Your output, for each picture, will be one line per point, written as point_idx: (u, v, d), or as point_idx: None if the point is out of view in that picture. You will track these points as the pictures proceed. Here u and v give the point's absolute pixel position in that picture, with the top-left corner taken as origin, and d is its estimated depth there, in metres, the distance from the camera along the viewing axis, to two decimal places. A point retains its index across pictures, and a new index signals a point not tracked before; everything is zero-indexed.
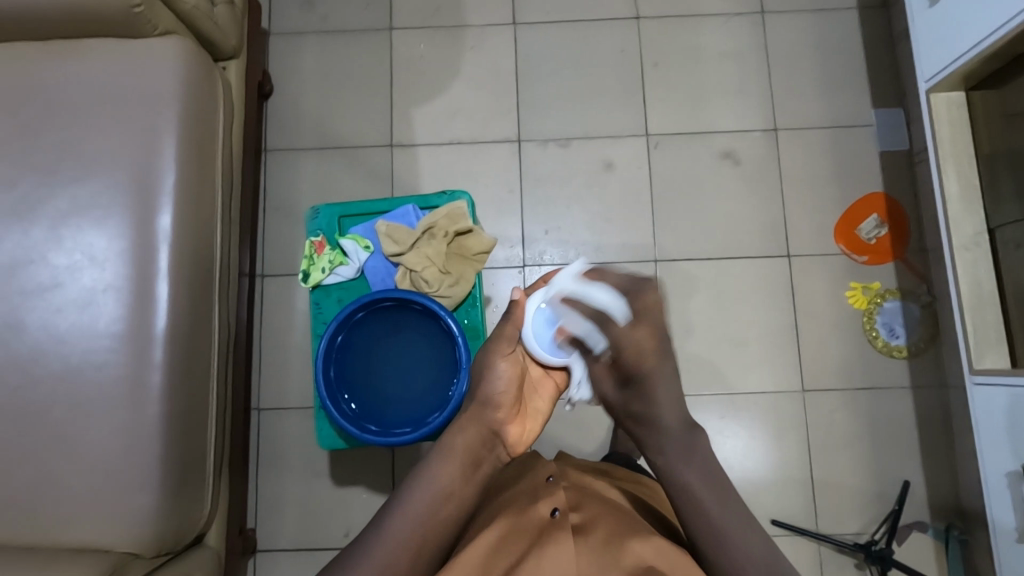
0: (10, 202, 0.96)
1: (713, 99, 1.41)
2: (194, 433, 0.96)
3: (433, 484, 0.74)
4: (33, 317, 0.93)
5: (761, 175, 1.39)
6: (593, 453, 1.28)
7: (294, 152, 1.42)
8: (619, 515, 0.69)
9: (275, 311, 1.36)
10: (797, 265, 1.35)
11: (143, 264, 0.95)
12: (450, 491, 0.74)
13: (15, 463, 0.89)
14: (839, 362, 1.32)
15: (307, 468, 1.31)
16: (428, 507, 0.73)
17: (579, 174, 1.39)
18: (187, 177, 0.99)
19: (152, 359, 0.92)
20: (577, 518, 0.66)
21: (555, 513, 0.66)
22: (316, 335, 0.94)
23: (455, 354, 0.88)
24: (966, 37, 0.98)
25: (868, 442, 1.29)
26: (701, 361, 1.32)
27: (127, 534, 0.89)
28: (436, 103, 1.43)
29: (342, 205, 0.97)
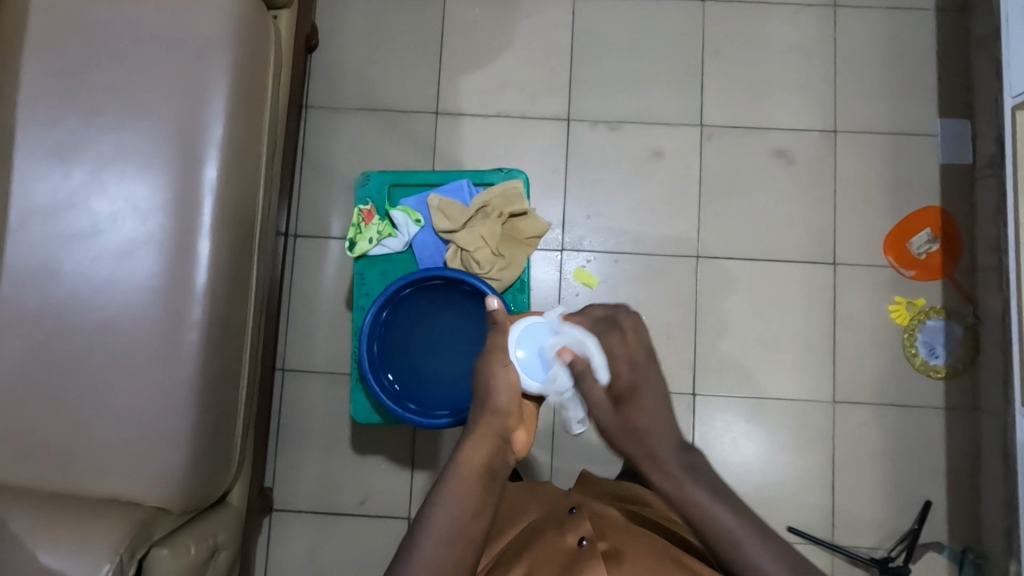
0: (53, 141, 0.93)
1: (774, 93, 1.36)
2: (227, 393, 0.95)
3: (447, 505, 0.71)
4: (72, 264, 0.91)
5: (815, 177, 1.34)
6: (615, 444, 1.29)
7: (335, 111, 1.37)
8: (648, 541, 0.70)
9: (304, 273, 1.34)
10: (842, 273, 1.32)
11: (186, 217, 0.93)
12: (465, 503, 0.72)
13: (46, 410, 0.88)
14: (874, 375, 1.29)
15: (328, 434, 1.31)
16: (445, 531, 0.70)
17: (628, 160, 1.35)
18: (235, 131, 0.96)
19: (190, 316, 0.91)
20: (604, 545, 0.68)
21: (582, 542, 0.68)
22: (358, 307, 0.92)
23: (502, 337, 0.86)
24: None
25: (894, 459, 1.28)
26: (733, 362, 1.30)
27: (158, 488, 0.88)
28: (486, 72, 1.38)
29: (394, 173, 0.93)
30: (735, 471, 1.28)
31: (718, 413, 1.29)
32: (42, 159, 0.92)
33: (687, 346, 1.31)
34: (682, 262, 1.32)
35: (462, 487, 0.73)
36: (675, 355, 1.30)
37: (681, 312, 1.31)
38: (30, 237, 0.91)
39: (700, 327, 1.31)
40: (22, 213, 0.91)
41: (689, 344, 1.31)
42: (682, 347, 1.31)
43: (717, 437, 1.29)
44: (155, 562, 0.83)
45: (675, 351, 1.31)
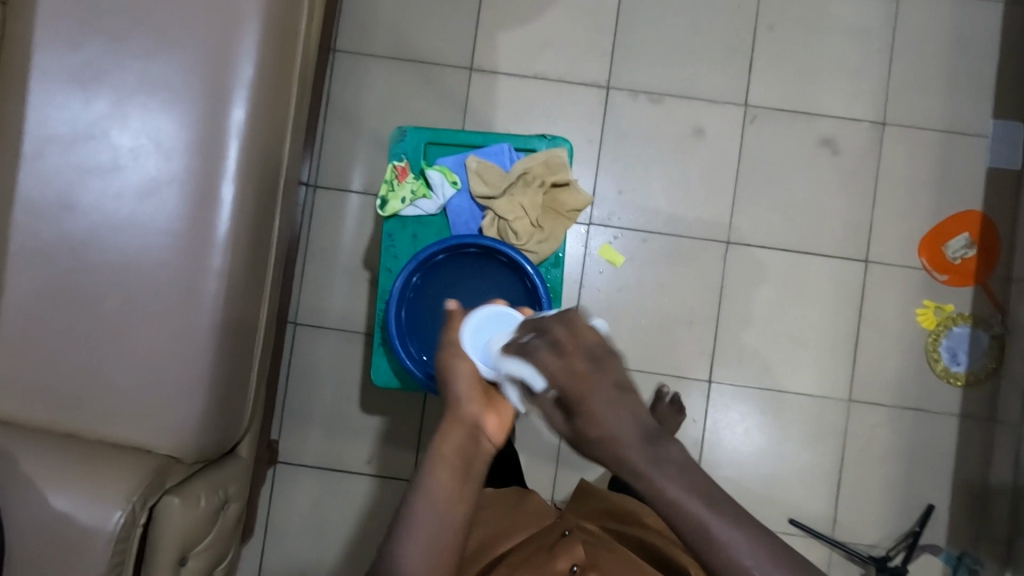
0: (73, 67, 0.87)
1: (823, 78, 1.30)
2: (244, 346, 0.92)
3: (431, 504, 0.64)
4: (88, 199, 0.87)
5: (857, 170, 1.29)
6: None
7: (364, 58, 1.30)
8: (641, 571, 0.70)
9: (322, 226, 1.29)
10: (873, 272, 1.29)
11: (210, 160, 0.88)
12: (446, 500, 0.65)
13: (57, 348, 0.85)
14: (893, 377, 1.28)
15: (337, 392, 1.29)
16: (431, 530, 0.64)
17: (666, 136, 1.29)
18: (266, 73, 0.90)
19: (211, 264, 0.88)
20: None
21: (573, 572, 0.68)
22: (384, 268, 0.89)
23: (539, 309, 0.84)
24: None
25: (902, 461, 1.27)
26: (752, 353, 1.28)
27: (170, 438, 0.86)
28: (526, 30, 1.30)
29: (432, 130, 0.89)
30: (743, 461, 1.28)
31: (731, 403, 1.28)
32: (60, 85, 0.87)
33: (707, 332, 1.29)
34: (712, 247, 1.29)
35: (441, 494, 0.65)
36: (694, 341, 1.28)
37: (705, 298, 1.28)
38: (45, 168, 0.87)
39: (724, 314, 1.29)
40: (38, 142, 0.87)
41: (710, 331, 1.28)
42: (702, 333, 1.29)
43: (728, 427, 1.28)
44: (167, 510, 0.82)
45: (694, 337, 1.29)
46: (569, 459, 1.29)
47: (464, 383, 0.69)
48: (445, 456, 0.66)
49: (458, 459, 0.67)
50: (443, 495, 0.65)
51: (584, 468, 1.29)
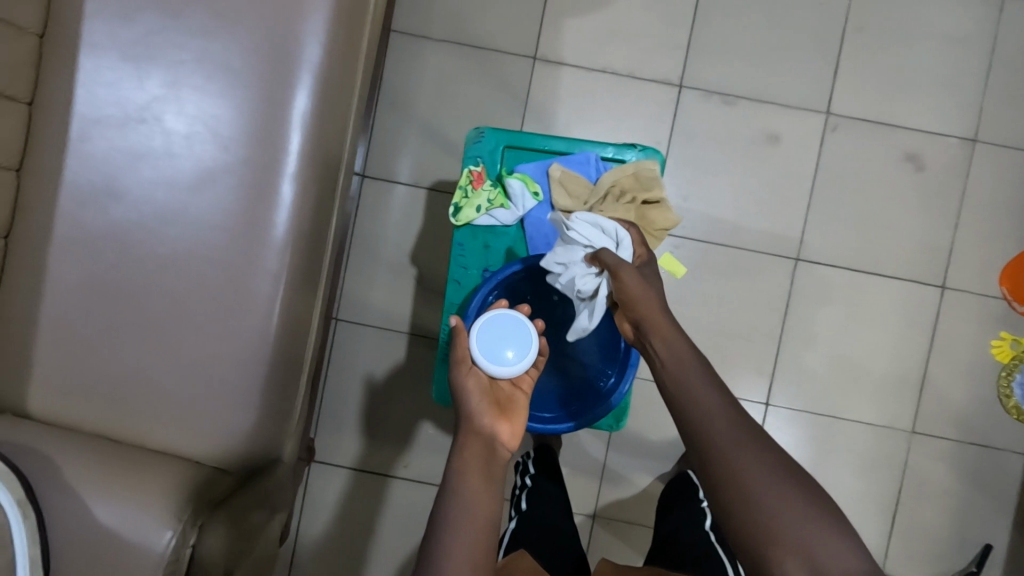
0: (127, 41, 0.80)
1: (913, 88, 1.21)
2: (297, 351, 0.87)
3: (459, 511, 0.62)
4: (137, 186, 0.80)
5: (942, 189, 1.21)
6: (671, 443, 1.25)
7: (421, 39, 1.22)
8: None
9: (368, 217, 1.22)
10: (949, 299, 1.21)
11: (271, 151, 0.81)
12: (470, 507, 0.63)
13: (103, 347, 0.80)
14: (960, 410, 1.22)
15: (376, 391, 1.24)
16: (463, 538, 0.61)
17: (740, 141, 1.21)
18: (334, 58, 0.83)
19: (268, 266, 0.82)
20: None
21: None
22: (451, 280, 0.83)
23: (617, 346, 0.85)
24: None
25: (963, 497, 1.22)
26: (813, 376, 1.22)
27: (220, 445, 0.82)
28: (596, 17, 1.21)
29: (512, 133, 0.83)
30: None
31: (787, 426, 1.22)
32: (111, 60, 0.80)
33: (768, 352, 1.22)
34: (779, 263, 1.21)
35: (468, 495, 0.63)
36: (753, 361, 1.22)
37: (769, 315, 1.21)
38: (94, 152, 0.80)
39: (787, 334, 1.22)
40: (88, 122, 0.80)
41: (771, 350, 1.22)
42: (763, 353, 1.22)
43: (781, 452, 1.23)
44: (214, 526, 0.74)
45: (754, 356, 1.22)
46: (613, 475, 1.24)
47: (472, 397, 0.71)
48: (466, 463, 0.66)
49: (480, 460, 0.66)
50: (467, 504, 0.63)
51: (626, 484, 1.25)
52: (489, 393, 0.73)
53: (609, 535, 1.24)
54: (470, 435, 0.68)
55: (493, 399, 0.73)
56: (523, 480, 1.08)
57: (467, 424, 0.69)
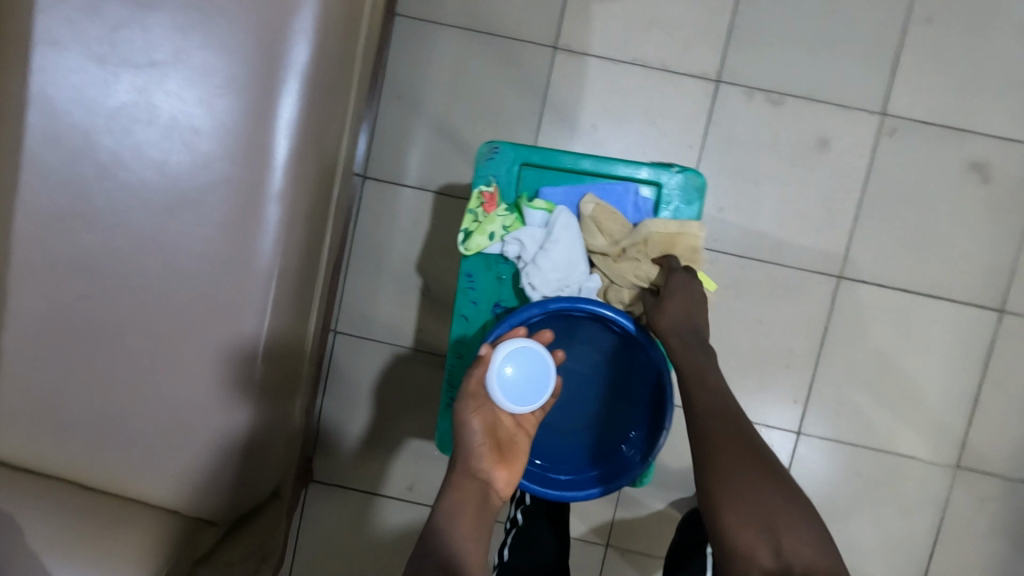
0: (90, 40, 0.69)
1: (985, 88, 1.06)
2: (287, 389, 0.78)
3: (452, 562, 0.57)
4: (105, 206, 0.71)
5: (1009, 203, 1.08)
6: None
7: (429, 25, 1.09)
8: None
9: (371, 223, 1.12)
10: (1009, 324, 1.09)
11: (255, 167, 0.71)
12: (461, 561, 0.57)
13: (71, 387, 0.72)
14: (1013, 446, 1.11)
15: (379, 410, 1.16)
16: None
17: (785, 144, 1.08)
18: (326, 59, 0.72)
19: (253, 299, 0.72)
20: None
21: None
22: (459, 315, 0.74)
23: (645, 400, 0.75)
24: None
25: (1009, 540, 1.12)
26: (852, 404, 1.12)
27: (201, 497, 0.74)
28: (626, 1, 1.08)
29: (530, 149, 0.73)
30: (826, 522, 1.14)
31: (819, 459, 1.13)
32: (71, 60, 0.69)
33: (803, 379, 1.12)
34: (820, 281, 1.10)
35: (458, 544, 0.58)
36: (787, 387, 1.12)
37: (805, 338, 1.11)
38: (56, 169, 0.70)
39: (825, 358, 1.11)
40: (49, 135, 0.70)
41: (807, 377, 1.12)
42: (797, 379, 1.12)
43: (814, 484, 1.14)
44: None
45: (788, 382, 1.12)
46: (630, 503, 1.10)
47: (475, 435, 0.65)
48: (458, 509, 0.61)
49: (472, 504, 0.62)
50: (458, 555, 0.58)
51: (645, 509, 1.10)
52: (493, 433, 0.66)
53: (625, 565, 1.12)
54: (467, 476, 0.63)
55: (496, 439, 0.66)
56: (515, 513, 0.94)
57: (464, 463, 0.63)
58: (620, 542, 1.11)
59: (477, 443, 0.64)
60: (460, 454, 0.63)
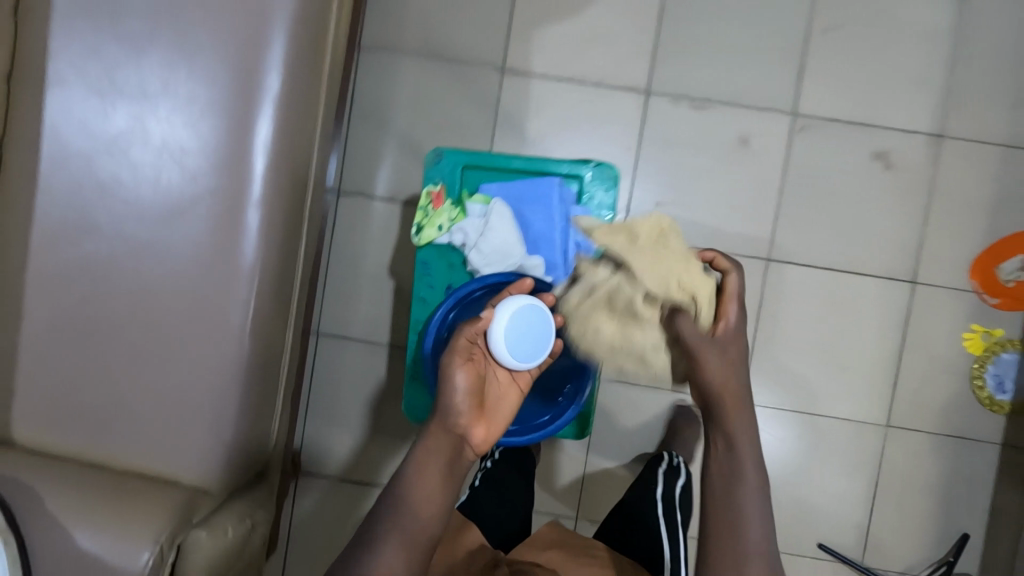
0: (93, 79, 0.82)
1: (884, 86, 1.21)
2: (270, 373, 0.89)
3: (411, 505, 0.65)
4: (108, 219, 0.82)
5: (914, 186, 1.21)
6: (652, 430, 1.20)
7: (391, 55, 1.23)
8: None
9: (347, 233, 1.24)
10: (922, 294, 1.22)
11: (236, 180, 0.83)
12: (420, 504, 0.66)
13: (82, 376, 0.82)
14: (937, 404, 1.23)
15: (361, 404, 1.26)
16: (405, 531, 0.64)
17: (711, 145, 1.22)
18: (295, 86, 0.85)
19: (237, 292, 0.84)
20: None
21: None
22: (417, 298, 0.85)
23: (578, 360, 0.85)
24: None
25: (941, 491, 1.23)
26: (790, 374, 1.23)
27: (198, 467, 0.84)
28: (562, 27, 1.22)
29: (469, 153, 0.84)
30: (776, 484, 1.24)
31: (764, 426, 1.24)
32: (78, 97, 0.82)
33: (743, 353, 1.23)
34: (752, 264, 1.22)
35: (421, 489, 0.66)
36: None
37: (743, 316, 1.23)
38: (65, 188, 0.82)
39: (762, 333, 1.23)
40: (59, 159, 0.82)
41: (747, 351, 1.23)
42: (738, 354, 1.23)
43: (761, 449, 1.24)
44: (195, 543, 0.78)
45: None
46: (594, 471, 1.21)
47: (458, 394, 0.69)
48: (429, 456, 0.68)
49: (444, 454, 0.68)
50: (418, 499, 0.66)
51: (607, 465, 1.21)
52: (476, 391, 0.71)
53: None
54: (444, 428, 0.69)
55: (479, 396, 0.71)
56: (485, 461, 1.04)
57: (443, 416, 0.69)
58: (588, 513, 1.21)
59: (457, 401, 0.69)
60: (441, 406, 0.69)
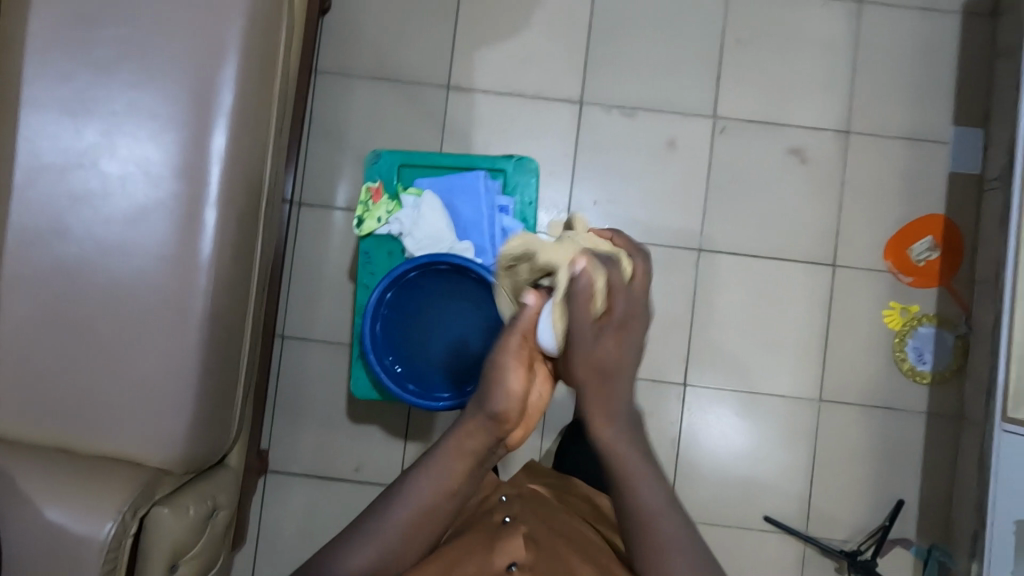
0: (63, 99, 0.91)
1: (794, 90, 1.33)
2: (229, 363, 0.96)
3: (436, 479, 0.72)
4: (76, 223, 0.90)
5: (826, 178, 1.33)
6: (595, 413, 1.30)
7: (346, 78, 1.34)
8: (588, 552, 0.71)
9: (308, 241, 1.33)
10: (841, 276, 1.32)
11: (194, 184, 0.91)
12: (445, 484, 0.72)
13: (47, 370, 0.88)
14: (863, 377, 1.32)
15: (326, 402, 1.33)
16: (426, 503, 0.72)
17: (641, 148, 1.33)
18: (247, 99, 0.94)
19: (195, 285, 0.91)
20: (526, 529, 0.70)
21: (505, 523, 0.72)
22: (361, 285, 0.93)
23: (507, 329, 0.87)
24: None
25: (874, 459, 1.31)
26: (727, 355, 1.32)
27: (159, 450, 0.89)
28: (501, 48, 1.34)
29: (404, 153, 0.94)
30: (720, 460, 1.32)
31: (707, 406, 1.32)
32: (48, 116, 0.90)
33: (682, 338, 1.32)
34: (684, 255, 1.32)
35: (446, 470, 0.72)
36: (670, 346, 1.32)
37: (679, 304, 1.32)
38: (37, 198, 0.90)
39: (698, 318, 1.32)
40: (31, 172, 0.90)
41: (685, 336, 1.32)
42: (678, 339, 1.32)
43: (704, 428, 1.32)
44: (157, 519, 0.86)
45: (670, 342, 1.32)
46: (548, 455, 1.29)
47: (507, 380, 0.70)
48: (461, 440, 0.73)
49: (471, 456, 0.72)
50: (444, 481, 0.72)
51: (554, 447, 1.30)
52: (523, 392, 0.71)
53: None
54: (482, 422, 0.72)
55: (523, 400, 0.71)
56: None
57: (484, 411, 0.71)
58: None
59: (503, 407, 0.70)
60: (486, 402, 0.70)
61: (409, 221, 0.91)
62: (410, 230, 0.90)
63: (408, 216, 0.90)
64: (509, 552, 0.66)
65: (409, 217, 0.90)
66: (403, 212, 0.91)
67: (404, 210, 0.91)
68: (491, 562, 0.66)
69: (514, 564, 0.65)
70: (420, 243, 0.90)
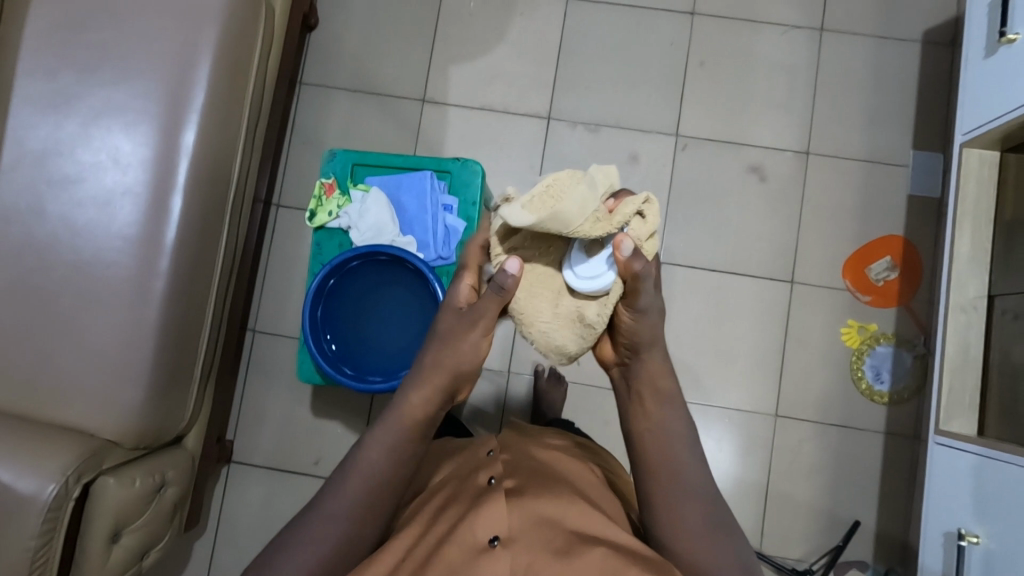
0: (49, 91, 0.99)
1: (755, 111, 1.38)
2: (186, 342, 1.01)
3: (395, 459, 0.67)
4: (53, 204, 0.97)
5: (784, 196, 1.36)
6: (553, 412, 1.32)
7: (327, 89, 1.43)
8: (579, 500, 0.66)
9: (283, 240, 1.40)
10: (798, 292, 1.34)
11: (164, 174, 0.98)
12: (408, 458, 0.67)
13: (12, 339, 0.94)
14: (820, 393, 1.32)
15: (291, 395, 1.37)
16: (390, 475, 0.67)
17: (604, 161, 1.38)
18: (217, 98, 1.01)
19: (158, 267, 0.97)
20: (510, 485, 0.65)
21: (492, 482, 0.65)
22: (311, 272, 1.01)
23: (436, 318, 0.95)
24: (998, 101, 0.95)
25: (830, 476, 1.31)
26: (683, 366, 1.34)
27: (111, 422, 0.94)
28: (475, 65, 1.42)
29: (359, 153, 1.03)
30: None
31: None
32: (36, 108, 0.99)
33: None
34: None
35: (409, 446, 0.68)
36: None
37: None
38: (18, 179, 0.98)
39: None
40: (15, 155, 0.98)
41: None
42: None
43: None
44: (102, 487, 0.91)
45: None
46: None
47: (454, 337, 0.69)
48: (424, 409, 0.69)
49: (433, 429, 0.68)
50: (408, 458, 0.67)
51: None
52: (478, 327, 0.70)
53: None
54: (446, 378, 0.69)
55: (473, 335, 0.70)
56: None
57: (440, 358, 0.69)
58: None
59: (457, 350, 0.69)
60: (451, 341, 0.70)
61: (357, 215, 1.00)
62: (359, 224, 1.00)
63: (358, 210, 1.00)
64: (490, 524, 0.58)
65: (358, 212, 1.00)
66: (354, 206, 1.00)
67: (354, 205, 1.00)
68: (473, 536, 0.57)
69: (497, 538, 0.57)
70: (366, 236, 0.99)
